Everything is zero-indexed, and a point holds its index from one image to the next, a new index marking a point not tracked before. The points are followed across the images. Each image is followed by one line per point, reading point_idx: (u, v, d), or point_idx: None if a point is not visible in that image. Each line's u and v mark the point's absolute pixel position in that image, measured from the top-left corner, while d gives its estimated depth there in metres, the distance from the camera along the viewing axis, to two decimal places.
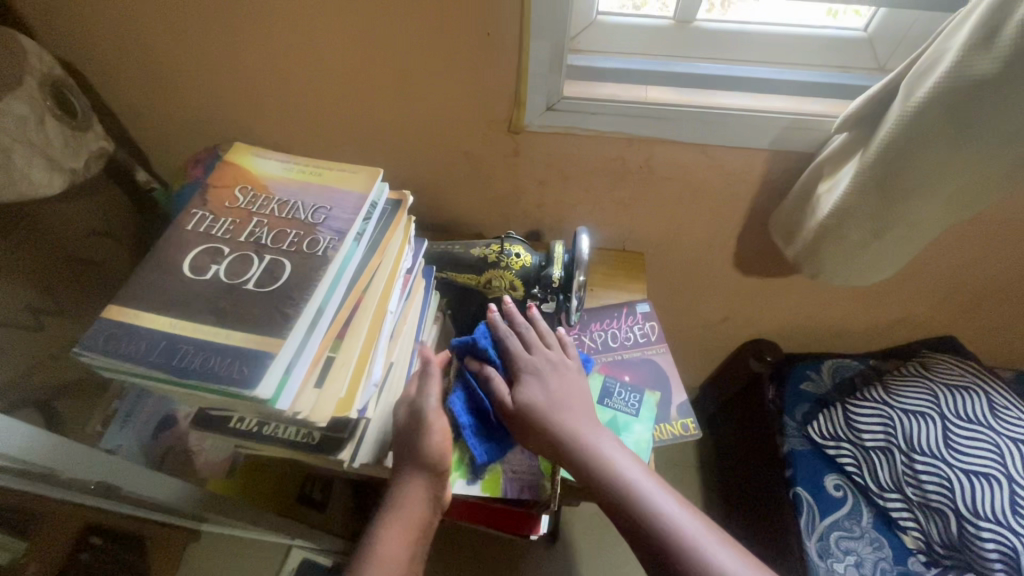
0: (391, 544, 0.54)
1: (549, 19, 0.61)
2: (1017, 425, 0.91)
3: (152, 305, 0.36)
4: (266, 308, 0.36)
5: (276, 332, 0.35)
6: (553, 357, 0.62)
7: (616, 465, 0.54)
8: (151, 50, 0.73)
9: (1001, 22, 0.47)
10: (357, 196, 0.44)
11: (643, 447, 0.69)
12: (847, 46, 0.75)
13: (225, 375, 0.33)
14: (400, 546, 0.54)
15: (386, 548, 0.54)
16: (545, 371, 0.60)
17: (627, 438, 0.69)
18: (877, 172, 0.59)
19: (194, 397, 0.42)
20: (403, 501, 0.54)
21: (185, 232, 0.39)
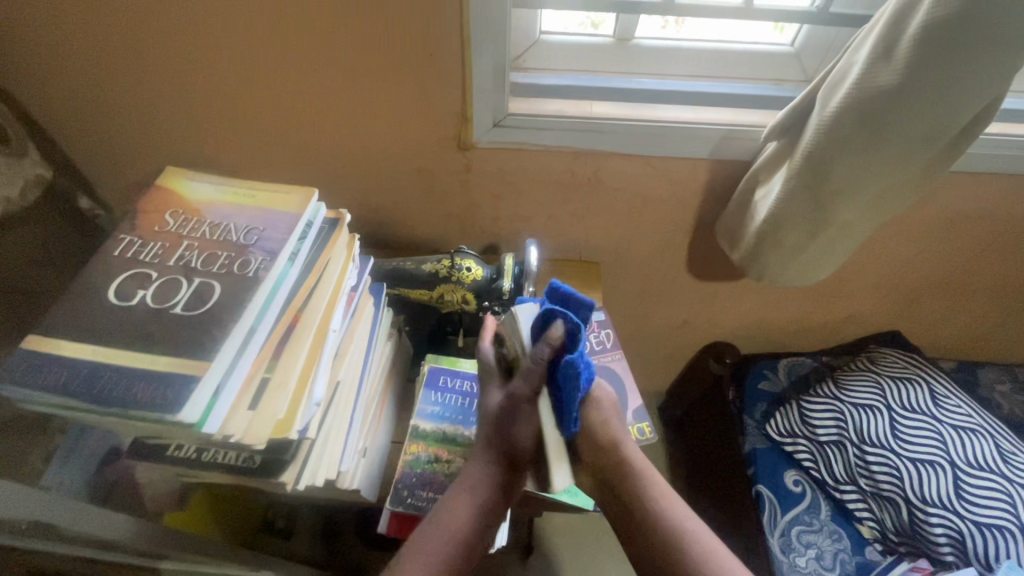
0: (460, 515, 0.54)
1: (488, 40, 0.64)
2: (956, 413, 0.95)
3: (74, 333, 0.35)
4: (191, 331, 0.36)
5: (201, 355, 0.34)
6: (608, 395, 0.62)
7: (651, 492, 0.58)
8: (91, 73, 0.72)
9: (896, 37, 0.51)
10: (290, 217, 0.43)
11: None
12: (775, 60, 0.80)
13: (146, 402, 0.32)
14: (471, 527, 0.53)
15: (454, 517, 0.54)
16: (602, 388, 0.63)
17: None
18: (802, 178, 0.62)
19: (124, 426, 0.40)
20: (482, 481, 0.55)
21: (111, 258, 0.38)
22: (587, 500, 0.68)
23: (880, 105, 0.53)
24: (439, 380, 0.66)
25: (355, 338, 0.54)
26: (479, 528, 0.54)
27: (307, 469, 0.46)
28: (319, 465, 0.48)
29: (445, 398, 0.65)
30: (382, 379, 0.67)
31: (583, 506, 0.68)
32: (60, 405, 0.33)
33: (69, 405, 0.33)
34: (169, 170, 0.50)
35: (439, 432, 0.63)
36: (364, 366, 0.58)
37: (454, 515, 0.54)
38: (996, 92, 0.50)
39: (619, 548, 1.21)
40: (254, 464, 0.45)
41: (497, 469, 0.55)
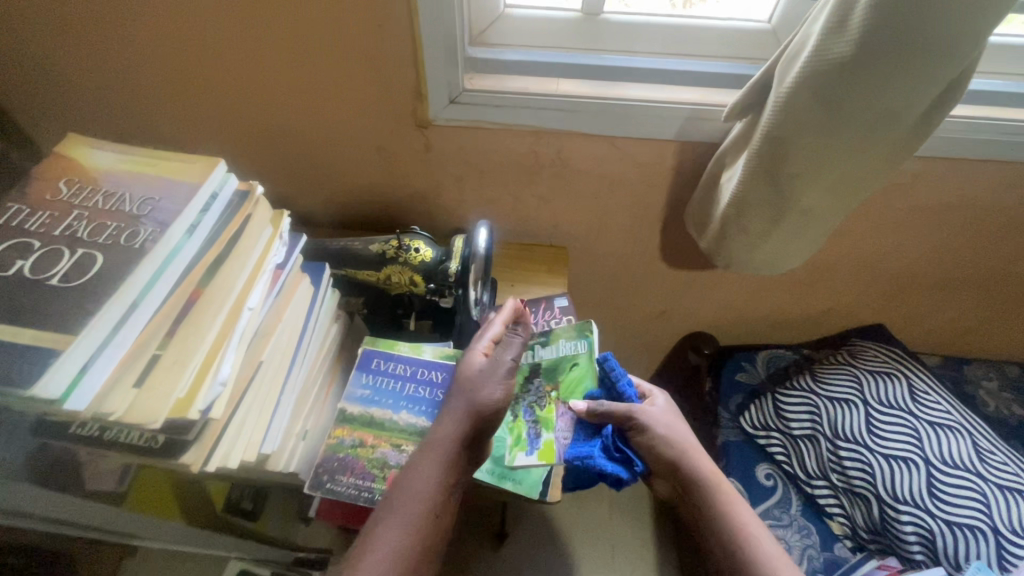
0: (424, 478, 0.53)
1: (436, 11, 0.61)
2: (935, 409, 0.92)
3: None
4: (64, 303, 0.34)
5: (68, 328, 0.33)
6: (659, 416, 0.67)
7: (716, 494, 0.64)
8: (33, 43, 0.69)
9: (850, 8, 0.47)
10: (191, 187, 0.41)
11: (563, 431, 0.67)
12: (749, 37, 0.76)
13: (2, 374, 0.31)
14: (433, 482, 0.53)
15: (420, 480, 0.53)
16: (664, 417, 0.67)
17: (552, 422, 0.67)
18: (762, 160, 0.59)
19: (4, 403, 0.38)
20: (447, 435, 0.55)
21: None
22: (531, 488, 0.65)
23: (835, 80, 0.50)
24: (371, 363, 0.64)
25: (285, 318, 0.53)
26: (442, 483, 0.53)
27: (216, 450, 0.44)
28: (231, 446, 0.46)
29: (377, 381, 0.63)
30: (326, 362, 0.65)
31: (526, 493, 0.64)
32: None
33: None
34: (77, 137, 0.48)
35: (365, 415, 0.61)
36: (298, 347, 0.56)
37: (416, 470, 0.53)
38: (964, 62, 0.47)
39: (593, 539, 1.20)
40: (155, 444, 0.43)
41: (453, 419, 0.56)
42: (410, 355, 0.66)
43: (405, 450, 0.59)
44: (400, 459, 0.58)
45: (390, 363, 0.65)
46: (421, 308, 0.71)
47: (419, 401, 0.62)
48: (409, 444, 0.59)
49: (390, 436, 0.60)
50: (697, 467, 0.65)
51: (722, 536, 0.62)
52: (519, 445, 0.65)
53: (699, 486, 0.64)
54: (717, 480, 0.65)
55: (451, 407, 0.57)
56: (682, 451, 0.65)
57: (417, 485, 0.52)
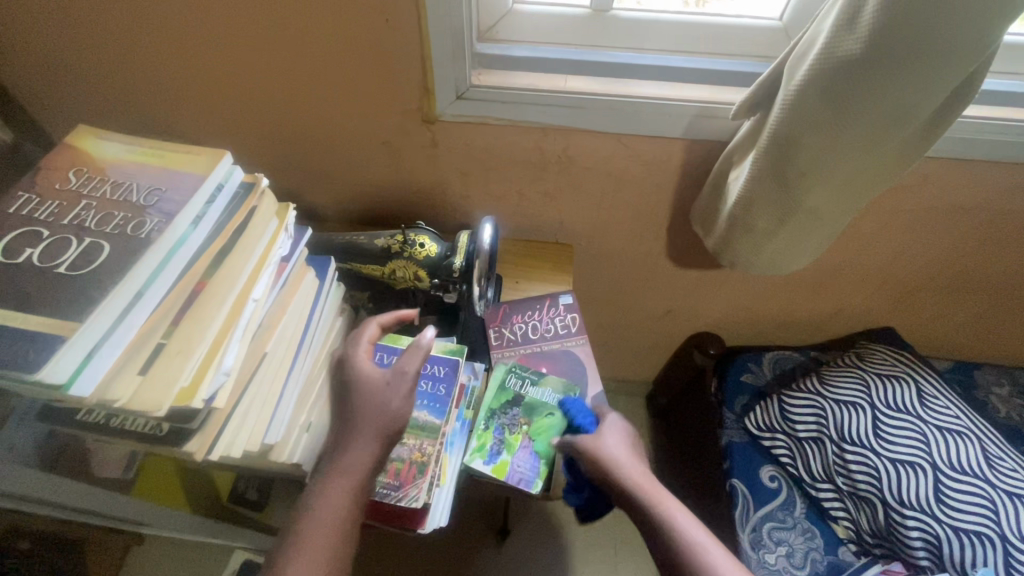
0: (336, 497, 0.52)
1: (445, 6, 0.61)
2: (943, 414, 0.91)
3: None
4: (71, 291, 0.34)
5: (74, 315, 0.33)
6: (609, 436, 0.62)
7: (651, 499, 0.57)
8: (47, 36, 0.70)
9: (862, 5, 0.46)
10: (197, 178, 0.41)
11: (520, 463, 0.63)
12: (759, 36, 0.76)
13: (9, 360, 0.31)
14: (347, 500, 0.52)
15: (331, 500, 0.51)
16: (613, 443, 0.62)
17: (514, 450, 0.64)
18: (770, 158, 0.58)
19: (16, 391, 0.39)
20: (354, 452, 0.54)
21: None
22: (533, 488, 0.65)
23: (846, 77, 0.49)
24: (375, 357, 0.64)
25: (290, 311, 0.53)
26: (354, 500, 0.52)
27: (219, 441, 0.45)
28: (233, 437, 0.46)
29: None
30: (329, 355, 0.65)
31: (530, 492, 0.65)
32: None
33: None
34: (87, 129, 0.49)
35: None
36: (303, 340, 0.57)
37: (324, 500, 0.52)
38: (977, 60, 0.46)
39: (595, 537, 1.19)
40: (160, 432, 0.43)
41: (364, 436, 0.54)
42: (414, 350, 0.66)
43: (407, 443, 0.60)
44: (400, 452, 0.60)
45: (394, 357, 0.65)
46: (425, 301, 0.72)
47: (423, 396, 0.63)
48: (411, 437, 0.61)
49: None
50: (627, 479, 0.58)
51: (662, 544, 0.55)
52: (479, 452, 0.64)
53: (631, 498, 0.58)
54: (651, 489, 0.58)
55: (354, 419, 0.55)
56: (609, 464, 0.60)
57: (326, 517, 0.51)
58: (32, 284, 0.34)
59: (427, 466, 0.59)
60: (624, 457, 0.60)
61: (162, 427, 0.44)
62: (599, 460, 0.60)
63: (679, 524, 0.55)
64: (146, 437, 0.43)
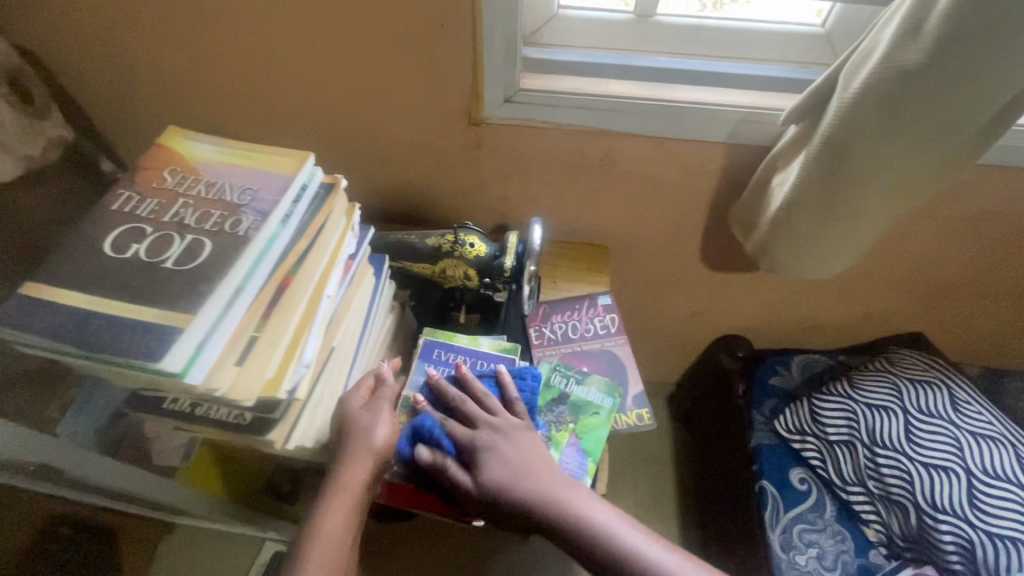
0: (333, 515, 0.54)
1: (500, 11, 0.63)
2: (977, 420, 0.91)
3: (65, 277, 0.36)
4: (181, 285, 0.36)
5: (187, 308, 0.35)
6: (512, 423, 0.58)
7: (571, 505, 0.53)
8: (110, 36, 0.72)
9: (924, 15, 0.47)
10: (286, 178, 0.43)
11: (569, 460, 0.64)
12: (801, 43, 0.76)
13: (129, 350, 0.33)
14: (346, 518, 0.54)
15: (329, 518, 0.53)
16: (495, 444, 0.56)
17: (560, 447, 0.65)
18: (820, 163, 0.59)
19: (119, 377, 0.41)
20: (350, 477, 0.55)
21: (109, 211, 0.39)
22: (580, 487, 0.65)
23: (905, 85, 0.50)
24: (433, 353, 0.67)
25: (353, 306, 0.55)
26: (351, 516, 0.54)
27: (297, 431, 0.47)
28: (307, 429, 0.48)
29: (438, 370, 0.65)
30: (382, 352, 0.67)
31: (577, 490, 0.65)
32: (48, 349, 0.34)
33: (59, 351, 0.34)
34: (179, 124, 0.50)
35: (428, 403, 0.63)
36: (362, 334, 0.58)
37: (326, 515, 0.54)
38: None
39: None
40: (242, 421, 0.45)
41: (361, 465, 0.55)
42: (469, 346, 0.68)
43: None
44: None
45: (449, 353, 0.67)
46: (471, 302, 0.74)
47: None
48: None
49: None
50: (556, 499, 0.53)
51: (587, 551, 0.51)
52: None
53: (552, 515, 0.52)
54: (561, 493, 0.53)
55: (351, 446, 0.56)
56: (518, 484, 0.53)
57: (329, 528, 0.53)
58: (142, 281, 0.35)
59: None
60: (532, 479, 0.54)
61: (243, 416, 0.46)
62: (503, 463, 0.55)
63: (619, 532, 0.51)
64: (228, 426, 0.45)
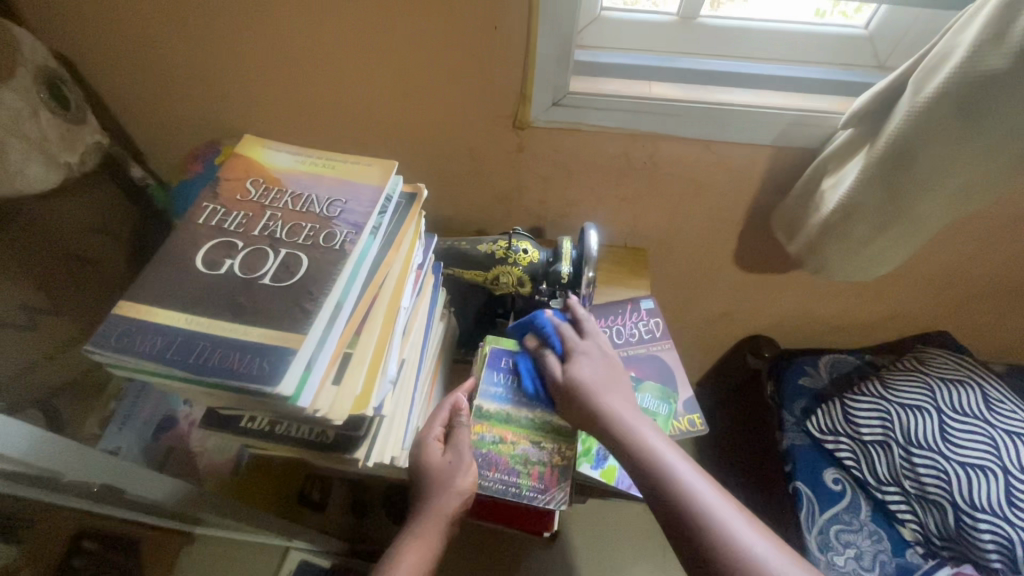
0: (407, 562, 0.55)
1: (557, 13, 0.61)
2: (1012, 419, 0.92)
3: (174, 301, 0.38)
4: (288, 302, 0.38)
5: (298, 328, 0.36)
6: (595, 346, 0.63)
7: (638, 433, 0.55)
8: (147, 39, 0.70)
9: (1010, 20, 0.47)
10: (373, 190, 0.46)
11: None
12: (849, 43, 0.76)
13: (244, 372, 0.34)
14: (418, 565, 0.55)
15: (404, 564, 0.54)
16: (580, 361, 0.62)
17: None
18: (884, 168, 0.59)
19: (209, 398, 0.43)
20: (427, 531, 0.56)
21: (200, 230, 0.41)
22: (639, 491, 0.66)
23: (985, 92, 0.50)
24: (500, 362, 0.67)
25: (420, 315, 0.56)
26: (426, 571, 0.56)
27: (377, 443, 0.50)
28: (387, 437, 0.51)
29: (508, 379, 0.66)
30: (435, 356, 0.67)
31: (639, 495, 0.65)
32: (157, 371, 0.36)
33: (169, 373, 0.35)
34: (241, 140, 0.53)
35: (502, 414, 0.64)
36: (425, 342, 0.59)
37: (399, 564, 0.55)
38: None
39: (648, 539, 1.20)
40: (327, 438, 0.48)
41: (438, 520, 0.56)
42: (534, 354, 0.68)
43: (547, 447, 0.62)
44: (540, 456, 0.62)
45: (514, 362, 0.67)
46: (521, 308, 0.72)
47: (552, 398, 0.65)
48: (547, 441, 0.63)
49: (529, 434, 0.63)
50: (613, 408, 0.57)
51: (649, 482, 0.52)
52: (586, 456, 0.63)
53: (619, 442, 0.56)
54: (632, 419, 0.56)
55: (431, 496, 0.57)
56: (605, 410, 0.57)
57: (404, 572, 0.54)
58: (249, 304, 0.38)
59: (567, 471, 0.61)
60: (621, 406, 0.58)
61: (325, 434, 0.48)
62: (589, 382, 0.60)
63: (683, 472, 0.52)
64: (314, 443, 0.48)
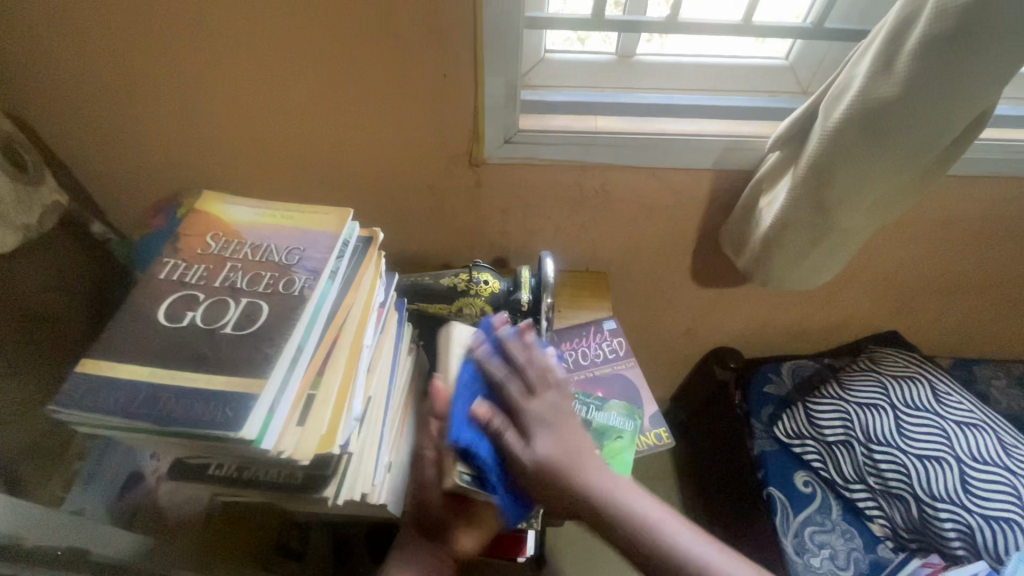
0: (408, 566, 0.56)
1: (501, 58, 0.66)
2: (959, 409, 0.97)
3: (139, 357, 0.39)
4: (249, 349, 0.40)
5: (259, 374, 0.38)
6: (552, 400, 0.56)
7: (571, 463, 0.53)
8: (105, 100, 0.72)
9: (895, 53, 0.54)
10: (329, 237, 0.48)
11: None
12: (771, 73, 0.83)
13: (209, 420, 0.36)
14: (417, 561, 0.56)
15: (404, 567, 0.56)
16: (550, 417, 0.55)
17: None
18: (807, 186, 0.65)
19: (173, 449, 0.44)
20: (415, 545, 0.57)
21: (161, 283, 0.43)
22: None
23: (883, 115, 0.56)
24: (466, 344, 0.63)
25: (383, 353, 0.59)
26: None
27: (346, 481, 0.51)
28: (355, 475, 0.52)
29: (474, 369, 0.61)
30: (406, 391, 0.68)
31: None
32: (119, 426, 0.37)
33: (131, 427, 0.37)
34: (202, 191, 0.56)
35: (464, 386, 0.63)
36: (391, 378, 0.61)
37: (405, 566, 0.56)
38: (987, 101, 0.54)
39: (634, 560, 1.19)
40: (295, 480, 0.49)
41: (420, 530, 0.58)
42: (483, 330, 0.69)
43: None
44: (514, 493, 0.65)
45: (475, 334, 0.68)
46: None
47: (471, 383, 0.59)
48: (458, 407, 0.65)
49: None
50: (538, 432, 0.54)
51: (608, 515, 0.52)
52: None
53: (568, 467, 0.53)
54: (565, 449, 0.54)
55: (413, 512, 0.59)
56: (524, 429, 0.54)
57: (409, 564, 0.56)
58: (212, 356, 0.39)
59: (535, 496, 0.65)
60: (559, 438, 0.54)
61: (294, 476, 0.50)
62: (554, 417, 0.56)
63: (635, 508, 0.52)
64: (283, 485, 0.49)
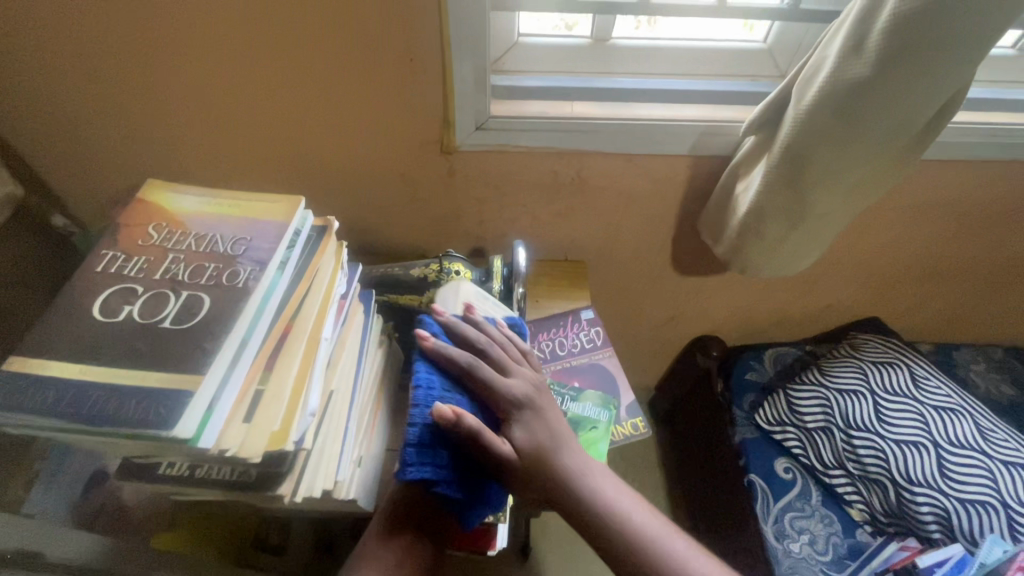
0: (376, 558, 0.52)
1: (469, 41, 0.64)
2: (937, 394, 0.98)
3: (72, 355, 0.38)
4: (188, 342, 0.39)
5: (197, 369, 0.37)
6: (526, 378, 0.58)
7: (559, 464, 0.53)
8: (58, 88, 0.69)
9: (867, 33, 0.53)
10: (279, 227, 0.48)
11: None
12: (748, 57, 0.81)
13: (144, 418, 0.35)
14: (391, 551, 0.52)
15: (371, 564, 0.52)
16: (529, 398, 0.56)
17: None
18: (782, 171, 0.64)
19: (113, 448, 0.43)
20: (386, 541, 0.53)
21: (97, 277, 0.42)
22: None
23: (854, 97, 0.55)
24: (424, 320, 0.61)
25: (346, 345, 0.58)
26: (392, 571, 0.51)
27: (305, 480, 0.49)
28: (314, 472, 0.51)
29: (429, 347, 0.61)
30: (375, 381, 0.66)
31: None
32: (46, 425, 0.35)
33: (59, 427, 0.35)
34: (151, 181, 0.55)
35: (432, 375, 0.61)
36: (356, 371, 0.60)
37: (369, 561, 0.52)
38: (961, 82, 0.53)
39: None
40: (247, 477, 0.48)
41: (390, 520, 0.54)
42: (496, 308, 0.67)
43: None
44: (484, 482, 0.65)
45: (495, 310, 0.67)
46: None
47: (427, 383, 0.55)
48: None
49: None
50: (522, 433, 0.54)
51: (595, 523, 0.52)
52: None
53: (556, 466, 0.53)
54: (555, 446, 0.54)
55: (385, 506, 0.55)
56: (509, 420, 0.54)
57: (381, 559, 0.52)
58: (149, 353, 0.38)
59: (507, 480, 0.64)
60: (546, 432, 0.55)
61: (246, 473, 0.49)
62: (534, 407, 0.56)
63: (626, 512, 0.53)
64: (234, 484, 0.48)
